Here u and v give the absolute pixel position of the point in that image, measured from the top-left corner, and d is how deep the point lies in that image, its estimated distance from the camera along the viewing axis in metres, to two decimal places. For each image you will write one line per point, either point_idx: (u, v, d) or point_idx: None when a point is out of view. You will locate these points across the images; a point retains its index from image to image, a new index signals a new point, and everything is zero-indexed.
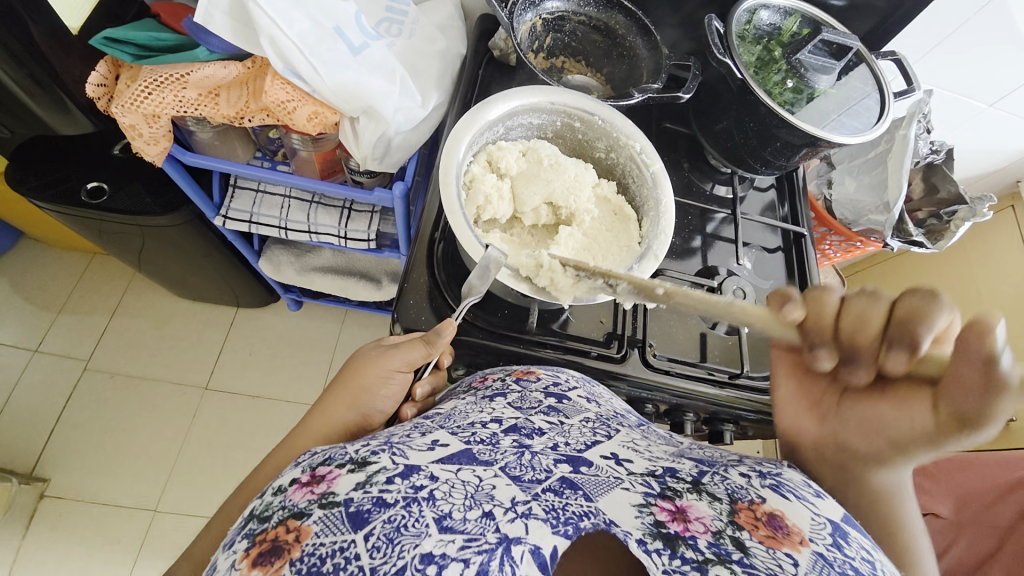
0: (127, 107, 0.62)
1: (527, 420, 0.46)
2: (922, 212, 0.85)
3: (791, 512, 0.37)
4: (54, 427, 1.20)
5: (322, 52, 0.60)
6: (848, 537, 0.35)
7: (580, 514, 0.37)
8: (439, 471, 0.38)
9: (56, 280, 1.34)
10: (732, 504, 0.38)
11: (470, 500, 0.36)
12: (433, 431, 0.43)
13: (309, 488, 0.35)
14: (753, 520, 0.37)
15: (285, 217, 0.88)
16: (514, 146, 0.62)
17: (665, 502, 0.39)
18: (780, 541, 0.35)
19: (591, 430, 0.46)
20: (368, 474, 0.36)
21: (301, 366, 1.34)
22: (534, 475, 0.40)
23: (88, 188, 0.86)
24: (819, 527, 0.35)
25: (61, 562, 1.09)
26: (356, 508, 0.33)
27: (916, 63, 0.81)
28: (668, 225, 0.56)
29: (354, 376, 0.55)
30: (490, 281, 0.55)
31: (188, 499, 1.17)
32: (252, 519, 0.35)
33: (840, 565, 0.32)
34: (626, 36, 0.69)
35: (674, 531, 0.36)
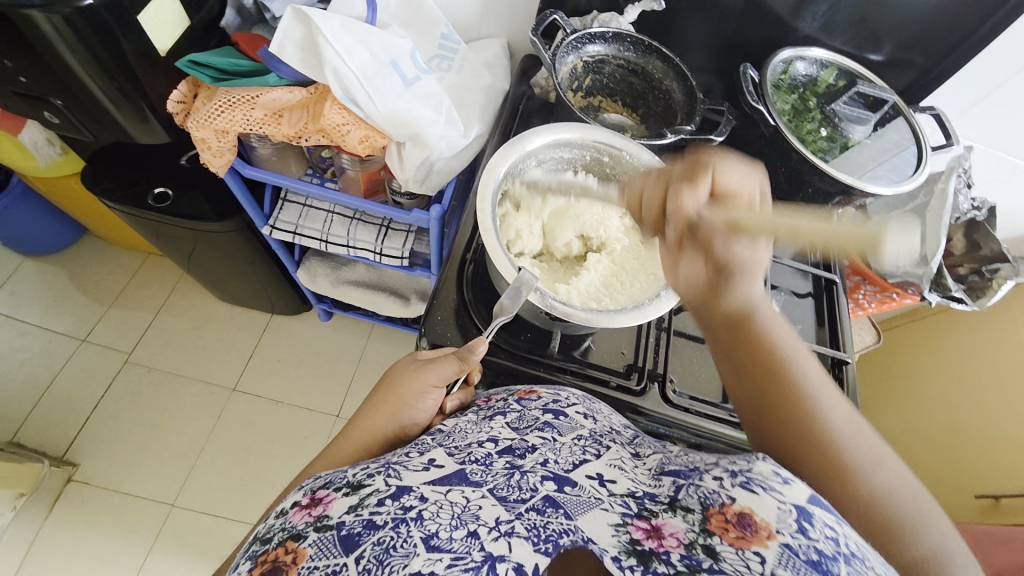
0: (202, 123, 0.68)
1: (522, 440, 0.47)
2: (963, 268, 0.83)
3: (759, 506, 0.32)
4: (90, 414, 1.26)
5: (378, 82, 0.65)
6: (814, 518, 0.31)
7: (559, 532, 0.37)
8: (429, 491, 0.39)
9: (111, 276, 1.43)
10: (704, 511, 0.35)
11: (457, 519, 0.37)
12: (431, 450, 0.46)
13: (308, 510, 0.37)
14: (724, 522, 0.34)
15: (327, 231, 0.93)
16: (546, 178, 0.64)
17: (641, 520, 0.37)
18: (750, 539, 0.32)
19: (581, 448, 0.46)
20: (360, 497, 0.37)
21: (325, 376, 1.38)
22: (521, 495, 0.40)
23: (154, 192, 0.94)
24: (785, 514, 0.31)
25: (77, 547, 1.12)
26: (348, 531, 0.35)
27: (956, 120, 0.82)
28: None
29: (394, 390, 0.55)
30: (521, 303, 0.55)
31: (204, 497, 1.20)
32: (257, 542, 0.38)
33: (806, 552, 0.30)
34: (662, 81, 0.72)
35: (649, 548, 0.35)
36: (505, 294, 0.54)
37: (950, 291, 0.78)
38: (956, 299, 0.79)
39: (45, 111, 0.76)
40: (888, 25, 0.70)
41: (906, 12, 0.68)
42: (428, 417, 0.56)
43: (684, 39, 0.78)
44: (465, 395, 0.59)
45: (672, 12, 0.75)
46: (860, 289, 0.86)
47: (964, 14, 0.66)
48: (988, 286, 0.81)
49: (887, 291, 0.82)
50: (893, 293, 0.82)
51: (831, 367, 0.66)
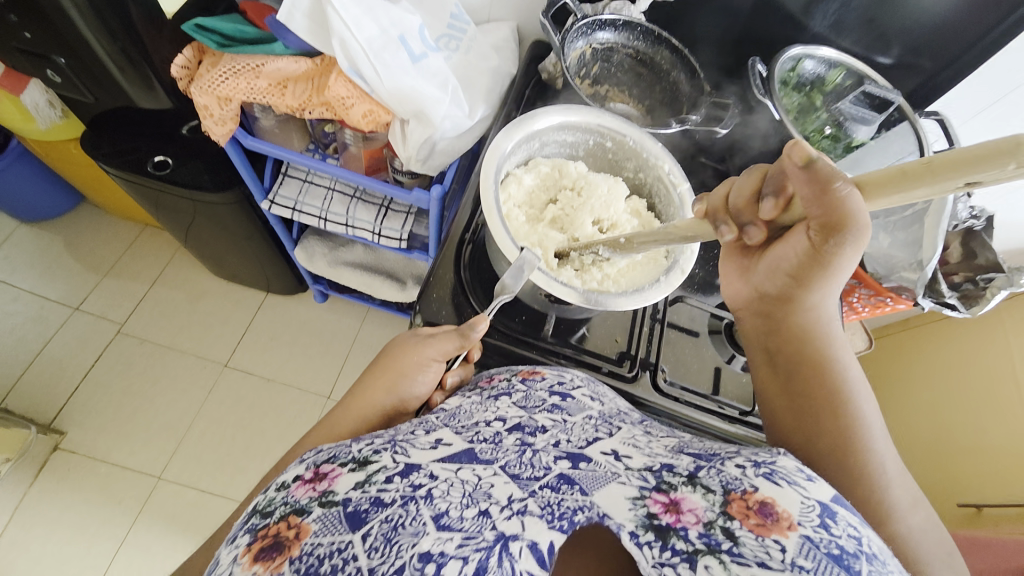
0: (205, 90, 0.68)
1: (531, 418, 0.48)
2: (958, 276, 0.83)
3: (782, 498, 0.35)
4: (80, 383, 1.26)
5: (385, 57, 0.65)
6: (837, 516, 0.33)
7: (574, 509, 0.37)
8: (439, 469, 0.39)
9: (106, 245, 1.42)
10: (726, 495, 0.37)
11: (468, 498, 0.37)
12: (437, 429, 0.45)
13: (311, 485, 0.37)
14: (745, 509, 0.35)
15: (326, 209, 0.92)
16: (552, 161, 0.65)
17: (659, 494, 0.38)
18: (769, 528, 0.33)
19: (593, 428, 0.48)
20: (368, 473, 0.37)
21: (319, 356, 1.38)
22: (533, 473, 0.41)
23: (154, 160, 0.93)
24: (808, 510, 0.34)
25: (62, 515, 1.12)
26: (354, 508, 0.35)
27: (960, 127, 0.82)
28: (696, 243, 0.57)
29: (393, 361, 0.55)
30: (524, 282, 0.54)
31: (191, 470, 1.20)
32: (254, 515, 0.37)
33: (826, 546, 0.31)
34: (669, 71, 0.72)
35: (666, 523, 0.36)
36: (506, 274, 0.53)
37: (944, 297, 0.78)
38: (949, 307, 0.79)
39: (46, 70, 0.75)
40: (898, 28, 0.70)
41: (917, 15, 0.68)
42: (428, 393, 0.56)
43: (693, 33, 0.78)
44: (465, 371, 0.59)
45: (684, 4, 0.74)
46: (854, 291, 0.85)
47: (973, 20, 0.67)
48: (981, 295, 0.79)
49: (881, 295, 0.81)
50: (887, 298, 0.81)
51: None
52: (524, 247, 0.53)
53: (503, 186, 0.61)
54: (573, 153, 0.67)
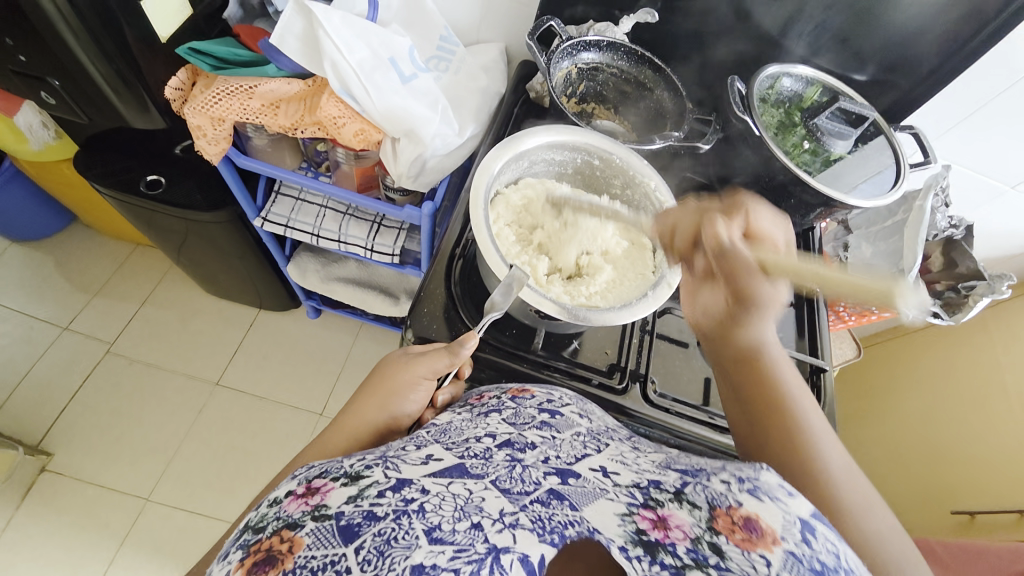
0: (198, 110, 0.69)
1: (520, 434, 0.48)
2: (940, 284, 0.85)
3: (764, 513, 0.35)
4: (68, 404, 1.24)
5: (376, 78, 0.66)
6: (817, 531, 0.33)
7: (565, 523, 0.38)
8: (430, 484, 0.39)
9: (98, 265, 1.42)
10: (711, 511, 0.38)
11: (459, 512, 0.37)
12: (428, 445, 0.45)
13: (304, 499, 0.37)
14: (731, 524, 0.36)
15: (318, 225, 0.93)
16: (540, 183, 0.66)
17: (647, 510, 0.39)
18: (755, 542, 0.34)
19: (582, 443, 0.48)
20: (360, 488, 0.37)
21: (312, 373, 1.37)
22: (524, 488, 0.41)
23: (147, 179, 0.94)
24: (790, 525, 0.33)
25: (46, 540, 1.09)
26: (347, 521, 0.35)
27: (935, 141, 0.85)
28: None
29: (384, 381, 0.55)
30: (512, 300, 0.55)
31: (181, 492, 1.18)
32: (247, 531, 0.37)
33: (809, 561, 0.32)
34: (653, 90, 0.74)
35: (655, 538, 0.37)
36: (495, 291, 0.54)
37: (926, 305, 0.79)
38: (932, 314, 0.80)
39: (41, 91, 0.77)
40: (871, 46, 0.73)
41: (889, 35, 0.71)
42: (419, 411, 0.55)
43: (675, 53, 0.80)
44: (455, 389, 0.58)
45: (666, 25, 0.77)
46: (840, 301, 0.85)
47: (944, 38, 0.69)
48: (964, 303, 0.82)
49: None
50: (870, 307, 0.80)
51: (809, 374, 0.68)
52: (513, 265, 0.54)
53: (492, 206, 0.62)
54: (560, 172, 0.68)
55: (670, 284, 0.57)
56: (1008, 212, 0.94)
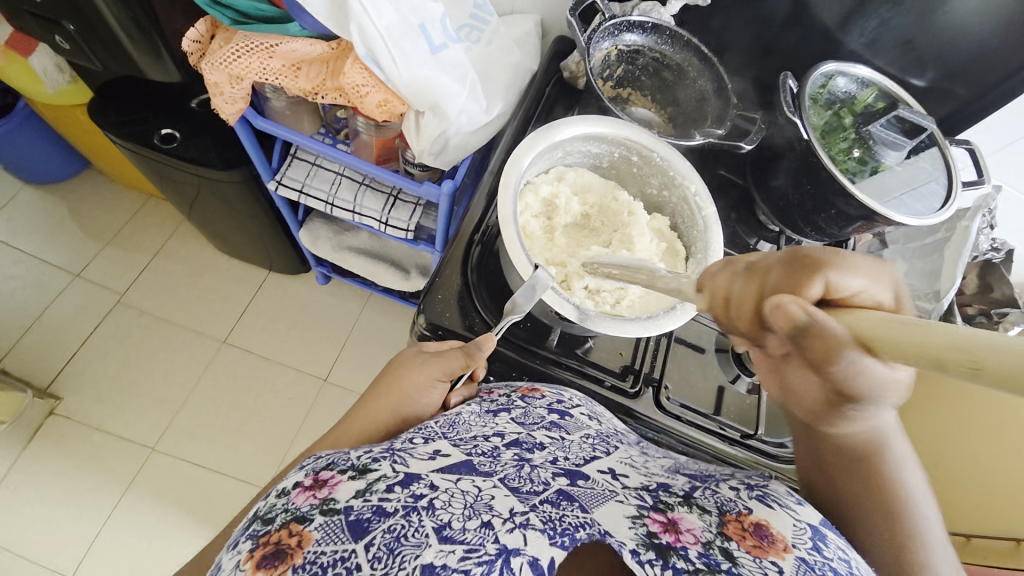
0: (216, 65, 0.66)
1: (529, 435, 0.46)
2: (972, 308, 0.81)
3: (775, 520, 0.37)
4: (77, 350, 1.26)
5: (403, 45, 0.62)
6: (827, 539, 0.35)
7: (576, 525, 0.36)
8: (438, 480, 0.38)
9: (111, 213, 1.41)
10: (721, 516, 0.38)
11: (469, 510, 0.36)
12: (435, 439, 0.44)
13: (312, 492, 0.36)
14: (741, 530, 0.36)
15: (333, 194, 0.91)
16: (576, 173, 0.64)
17: (657, 514, 0.38)
18: (766, 549, 0.34)
19: (591, 446, 0.47)
20: (368, 482, 0.36)
21: (318, 339, 1.37)
22: (533, 487, 0.39)
23: (161, 133, 0.92)
24: (800, 532, 0.35)
25: (54, 479, 1.13)
26: (356, 516, 0.34)
27: (988, 157, 0.80)
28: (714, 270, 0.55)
29: (398, 382, 0.53)
30: (534, 302, 0.53)
31: (184, 445, 1.20)
32: (257, 520, 0.36)
33: (821, 569, 0.32)
34: (696, 80, 0.69)
35: (667, 542, 0.35)
36: (518, 292, 0.52)
37: None
38: None
39: (56, 35, 0.74)
40: (935, 50, 0.68)
41: (957, 38, 0.65)
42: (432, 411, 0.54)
43: (721, 40, 0.75)
44: (469, 392, 0.57)
45: (715, 9, 0.72)
46: None
47: (1017, 47, 0.64)
48: (994, 329, 0.77)
49: None
50: None
51: None
52: (539, 265, 0.52)
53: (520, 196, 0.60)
54: (595, 165, 0.65)
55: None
56: None
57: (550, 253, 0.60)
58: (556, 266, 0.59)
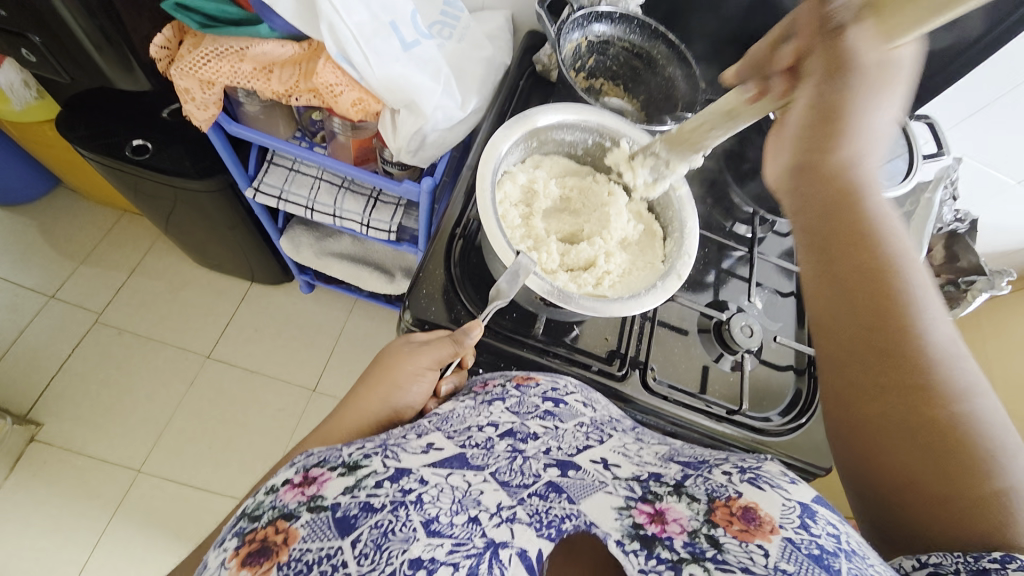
0: (186, 72, 0.65)
1: (522, 425, 0.47)
2: (940, 278, 0.85)
3: (764, 502, 0.36)
4: (55, 373, 1.22)
5: (375, 43, 0.63)
6: (816, 516, 0.34)
7: (562, 516, 0.37)
8: (429, 474, 0.38)
9: (83, 231, 1.38)
10: (710, 503, 0.38)
11: (457, 505, 0.36)
12: (429, 433, 0.45)
13: (300, 489, 0.36)
14: (728, 515, 0.36)
15: (313, 198, 0.90)
16: (552, 160, 0.64)
17: (645, 505, 0.39)
18: (753, 533, 0.34)
19: (585, 434, 0.48)
20: (358, 478, 0.36)
21: (305, 348, 1.35)
22: (523, 480, 0.41)
23: (132, 145, 0.90)
24: (788, 511, 0.35)
25: (38, 508, 1.09)
26: (343, 513, 0.34)
27: (947, 131, 0.83)
28: (692, 246, 0.57)
29: (387, 372, 0.54)
30: (518, 287, 0.53)
31: (172, 463, 1.18)
32: (244, 518, 0.36)
33: (808, 547, 0.32)
34: (666, 68, 0.71)
35: (652, 533, 0.37)
36: (501, 278, 0.52)
37: None
38: None
39: (20, 48, 0.72)
40: None
41: None
42: (421, 401, 0.55)
43: (689, 28, 0.77)
44: (459, 379, 0.58)
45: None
46: None
47: (967, 23, 0.66)
48: (963, 297, 0.82)
49: None
50: None
51: (806, 365, 0.69)
52: (520, 251, 0.52)
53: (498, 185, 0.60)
54: (571, 153, 0.66)
55: (680, 274, 0.55)
56: (1011, 205, 0.94)
57: (533, 240, 0.59)
58: (537, 250, 0.59)
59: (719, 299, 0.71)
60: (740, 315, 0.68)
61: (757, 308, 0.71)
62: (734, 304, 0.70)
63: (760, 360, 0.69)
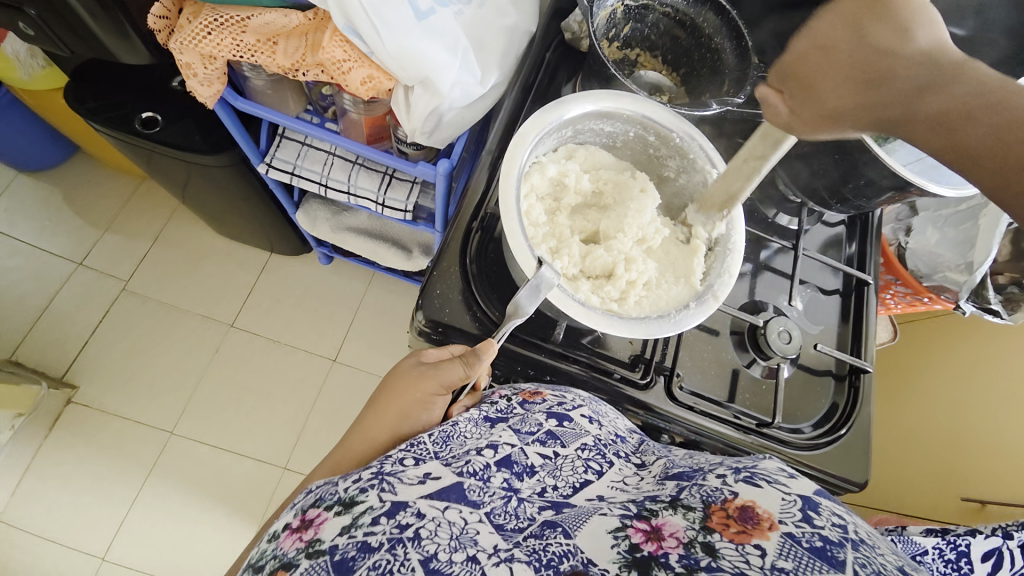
0: (185, 45, 0.60)
1: (522, 452, 0.45)
2: None
3: (762, 499, 0.34)
4: (87, 339, 1.27)
5: (387, 13, 0.56)
6: (819, 508, 0.32)
7: (560, 555, 0.34)
8: (426, 507, 0.37)
9: (105, 199, 1.38)
10: (707, 509, 0.35)
11: (456, 542, 0.35)
12: (427, 460, 0.42)
13: (298, 534, 0.36)
14: (726, 518, 0.33)
15: (326, 174, 0.87)
16: (588, 152, 0.59)
17: (640, 523, 0.36)
18: (751, 532, 0.32)
19: (584, 466, 0.45)
20: (354, 516, 0.35)
21: (325, 319, 1.36)
22: (518, 524, 0.38)
23: (142, 117, 0.87)
24: (789, 506, 0.33)
25: (80, 464, 1.16)
26: (342, 556, 0.33)
27: None
28: (735, 264, 0.52)
29: (394, 399, 0.53)
30: (538, 305, 0.49)
31: (201, 428, 1.22)
32: (248, 569, 0.37)
33: (809, 540, 0.30)
34: (713, 39, 0.62)
35: (647, 552, 0.34)
36: (522, 293, 0.48)
37: (988, 303, 0.72)
38: (991, 312, 0.73)
39: (17, 23, 0.68)
40: None
41: None
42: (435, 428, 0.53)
43: None
44: (473, 401, 0.56)
45: None
46: (890, 288, 0.80)
47: None
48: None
49: (918, 295, 0.77)
50: (924, 298, 0.76)
51: (847, 373, 0.64)
52: (543, 262, 0.48)
53: (525, 178, 0.55)
54: (608, 144, 0.60)
55: (715, 294, 0.51)
56: None
57: (555, 244, 0.55)
58: (558, 253, 0.55)
59: (754, 299, 0.66)
60: (778, 318, 0.62)
61: (796, 310, 0.66)
62: (772, 306, 0.65)
63: (796, 366, 0.64)
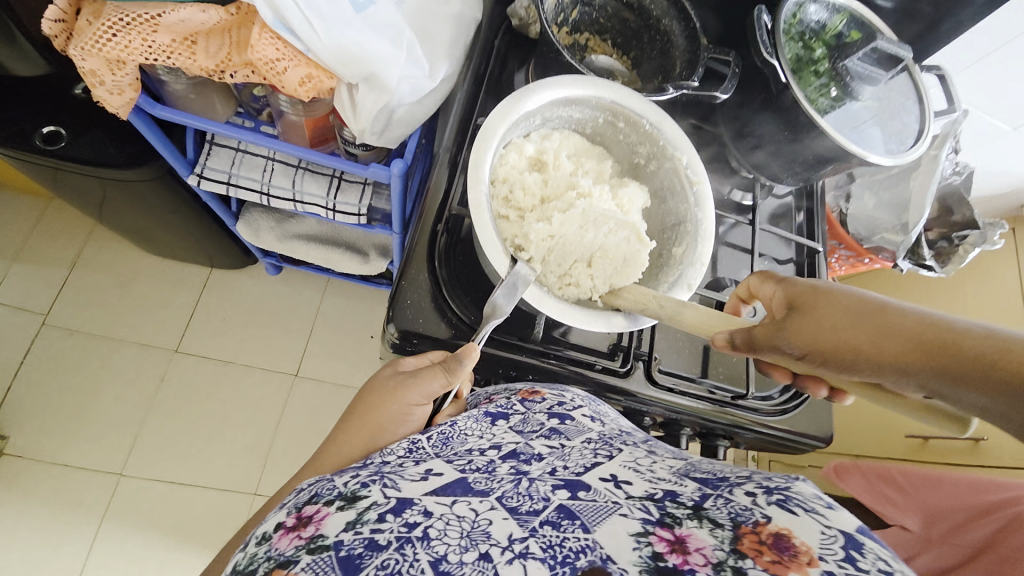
0: (87, 49, 0.52)
1: (527, 445, 0.44)
2: (933, 232, 0.85)
3: (799, 529, 0.31)
4: (9, 384, 1.13)
5: (320, 5, 0.53)
6: (864, 548, 0.29)
7: (576, 551, 0.33)
8: (433, 505, 0.35)
9: (9, 225, 1.22)
10: (737, 529, 0.32)
11: (467, 540, 0.33)
12: (428, 459, 0.42)
13: (297, 533, 0.33)
14: (757, 544, 0.31)
15: (268, 182, 0.80)
16: (563, 137, 0.57)
17: (663, 530, 0.34)
18: (786, 565, 0.29)
19: (593, 451, 0.43)
20: (359, 512, 0.34)
21: (281, 333, 1.28)
22: (532, 506, 0.37)
23: (42, 132, 0.77)
24: (830, 540, 0.29)
25: (20, 522, 1.05)
26: (348, 552, 0.31)
27: (957, 74, 0.80)
28: (706, 251, 0.52)
29: (370, 413, 0.50)
30: (516, 302, 0.48)
31: (156, 464, 1.13)
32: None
33: None
34: (662, 21, 0.62)
35: (673, 566, 0.31)
36: (498, 292, 0.47)
37: (922, 259, 0.80)
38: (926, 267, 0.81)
39: None
40: None
41: None
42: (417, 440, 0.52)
43: None
44: (456, 410, 0.55)
45: None
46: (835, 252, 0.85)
47: None
48: (955, 252, 0.82)
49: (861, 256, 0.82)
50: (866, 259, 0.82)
51: None
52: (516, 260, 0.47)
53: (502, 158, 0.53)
54: (579, 131, 0.59)
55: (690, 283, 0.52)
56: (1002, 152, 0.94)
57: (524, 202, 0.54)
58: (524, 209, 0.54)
59: (717, 277, 0.67)
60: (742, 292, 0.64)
61: None
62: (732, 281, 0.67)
63: None
